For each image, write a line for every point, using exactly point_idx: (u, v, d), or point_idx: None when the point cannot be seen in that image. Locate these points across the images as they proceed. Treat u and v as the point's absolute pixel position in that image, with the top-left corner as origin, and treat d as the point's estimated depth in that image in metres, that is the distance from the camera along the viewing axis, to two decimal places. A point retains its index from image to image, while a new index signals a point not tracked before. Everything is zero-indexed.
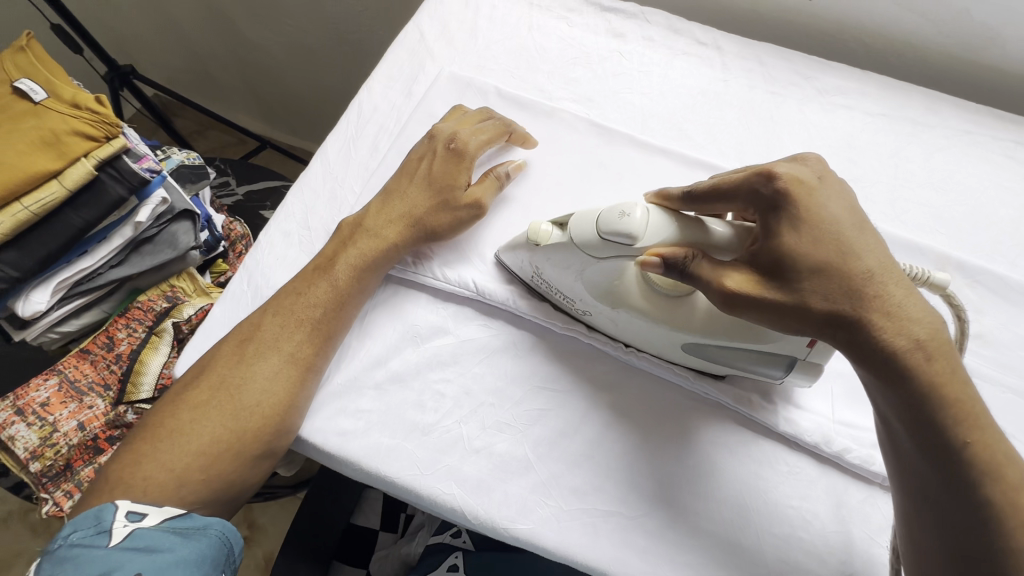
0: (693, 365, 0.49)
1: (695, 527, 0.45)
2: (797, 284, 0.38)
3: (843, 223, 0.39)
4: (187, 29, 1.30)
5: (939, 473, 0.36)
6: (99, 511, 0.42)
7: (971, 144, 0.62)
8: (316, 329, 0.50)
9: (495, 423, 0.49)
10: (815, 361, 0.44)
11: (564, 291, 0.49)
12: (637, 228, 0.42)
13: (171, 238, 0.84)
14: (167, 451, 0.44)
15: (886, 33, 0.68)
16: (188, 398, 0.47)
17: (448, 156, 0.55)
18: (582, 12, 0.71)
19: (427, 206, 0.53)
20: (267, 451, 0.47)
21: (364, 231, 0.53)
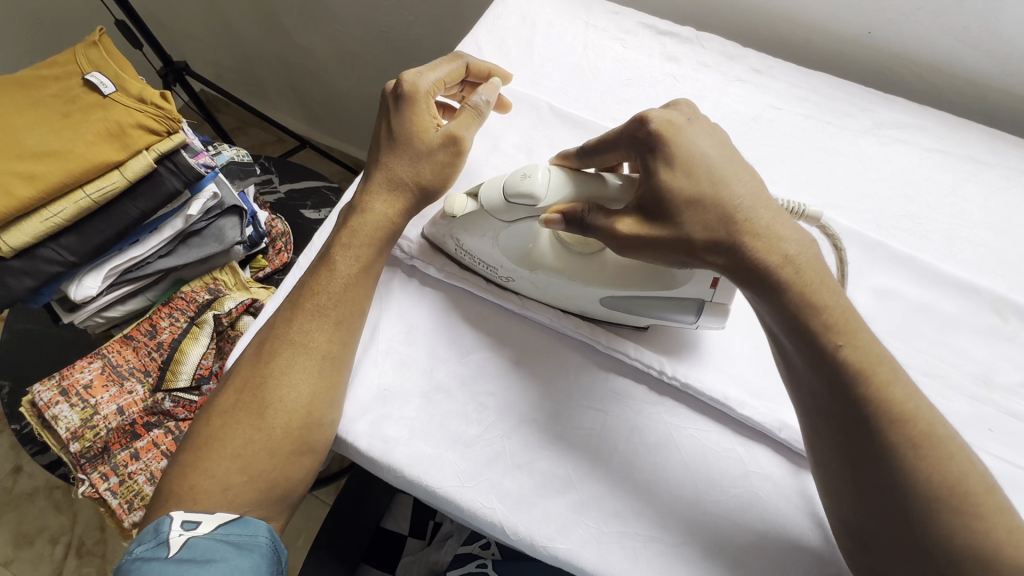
0: (616, 319, 0.52)
1: (738, 559, 0.44)
2: (677, 218, 0.42)
3: (712, 156, 0.43)
4: (240, 29, 1.34)
5: (825, 389, 0.38)
6: (158, 524, 0.43)
7: None
8: (329, 316, 0.49)
9: (538, 439, 0.48)
10: (720, 302, 0.49)
11: (487, 260, 0.52)
12: (538, 190, 0.45)
13: (218, 233, 0.86)
14: (207, 459, 0.45)
15: (946, 69, 0.68)
16: (218, 405, 0.48)
17: (401, 106, 0.52)
18: (637, 34, 0.71)
19: (403, 165, 0.51)
20: (303, 445, 0.46)
21: (357, 213, 0.52)
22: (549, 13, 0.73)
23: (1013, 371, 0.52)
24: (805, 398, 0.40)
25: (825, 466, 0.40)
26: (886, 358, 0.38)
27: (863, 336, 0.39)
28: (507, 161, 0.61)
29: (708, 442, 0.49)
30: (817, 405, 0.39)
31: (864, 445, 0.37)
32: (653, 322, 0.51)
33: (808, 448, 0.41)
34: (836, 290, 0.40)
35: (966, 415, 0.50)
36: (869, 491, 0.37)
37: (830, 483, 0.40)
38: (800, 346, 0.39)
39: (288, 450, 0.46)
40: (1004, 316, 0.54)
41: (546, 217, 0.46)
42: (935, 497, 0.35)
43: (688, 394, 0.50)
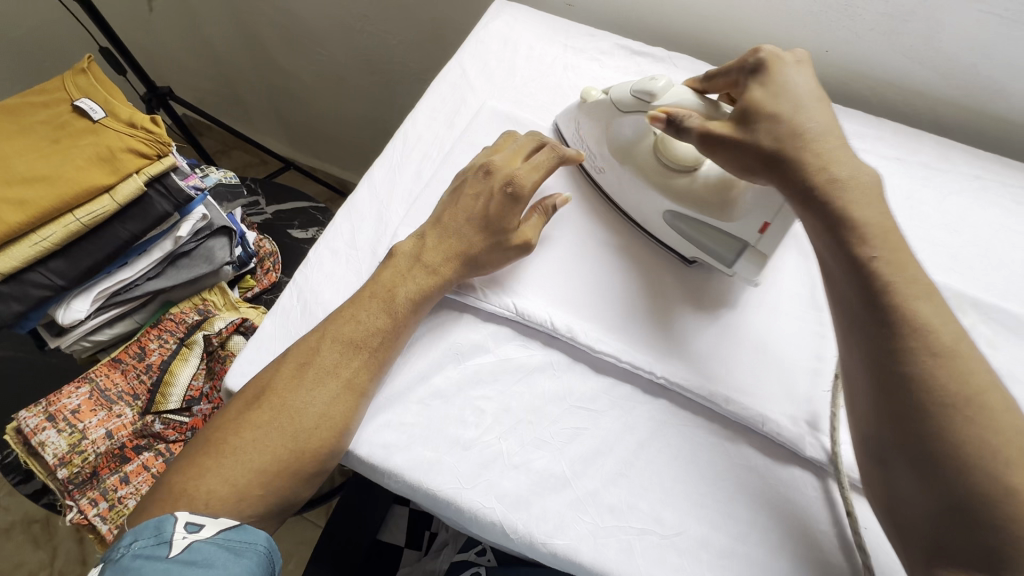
0: (671, 243, 0.57)
1: (729, 548, 0.46)
2: (754, 127, 0.48)
3: (801, 92, 0.49)
4: (223, 54, 1.36)
5: (858, 294, 0.42)
6: (159, 523, 0.43)
7: (981, 189, 0.66)
8: (364, 349, 0.50)
9: (534, 440, 0.50)
10: (762, 250, 0.52)
11: (592, 145, 0.61)
12: (659, 92, 0.54)
13: (207, 253, 0.87)
14: (229, 467, 0.45)
15: (897, 85, 0.73)
16: (248, 418, 0.48)
17: (505, 199, 0.55)
18: (613, 55, 0.75)
19: (480, 246, 0.55)
20: (321, 469, 0.48)
21: (422, 266, 0.54)
22: (530, 37, 0.76)
23: None
24: (840, 310, 0.44)
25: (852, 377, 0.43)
26: (925, 279, 0.41)
27: (902, 254, 0.42)
28: None
29: (696, 437, 0.51)
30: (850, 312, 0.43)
31: (884, 346, 0.40)
32: (701, 256, 0.56)
33: (843, 361, 0.44)
34: (885, 213, 0.44)
35: None
36: (884, 398, 0.40)
37: (858, 397, 0.42)
38: (840, 258, 0.43)
39: (310, 472, 0.47)
40: (963, 310, 0.58)
41: (650, 112, 0.52)
42: (943, 407, 0.37)
43: (675, 392, 0.52)
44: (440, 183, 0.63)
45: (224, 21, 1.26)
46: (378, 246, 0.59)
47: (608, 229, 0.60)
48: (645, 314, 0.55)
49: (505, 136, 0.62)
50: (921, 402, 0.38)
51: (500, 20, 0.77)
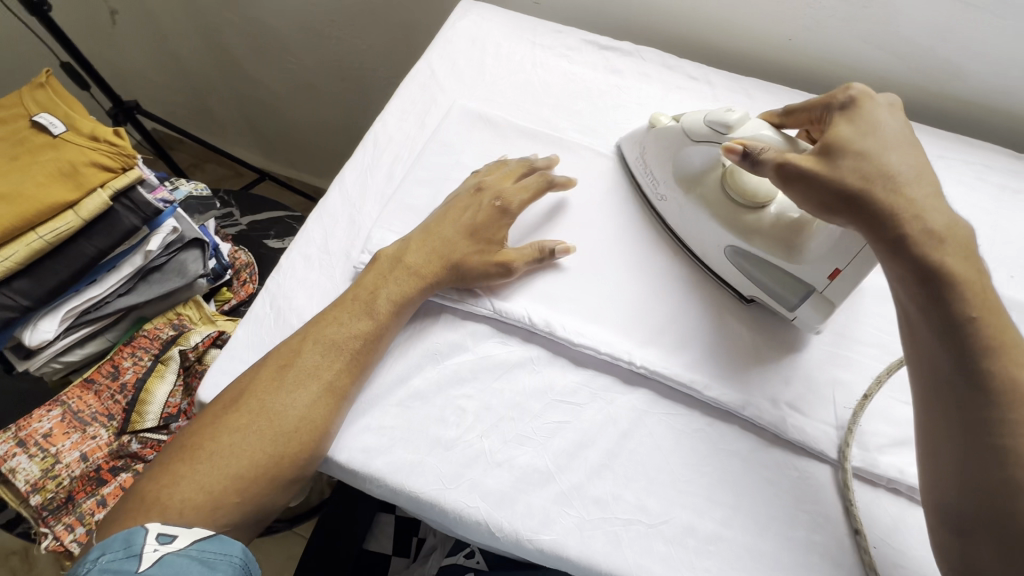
0: (729, 278, 0.56)
1: (716, 533, 0.46)
2: (838, 163, 0.44)
3: (891, 134, 0.46)
4: (191, 66, 1.34)
5: (951, 357, 0.40)
6: (128, 535, 0.40)
7: (945, 167, 0.68)
8: (344, 351, 0.49)
9: (516, 436, 0.50)
10: (830, 297, 0.50)
11: (655, 173, 0.59)
12: (734, 124, 0.52)
13: (179, 266, 0.85)
14: (204, 474, 0.44)
15: (860, 70, 0.74)
16: (226, 421, 0.46)
17: (492, 212, 0.57)
18: (581, 51, 0.76)
19: (466, 252, 0.54)
20: (299, 473, 0.47)
21: (405, 267, 0.54)
22: (498, 35, 0.76)
23: None
24: (926, 369, 0.42)
25: (937, 442, 0.41)
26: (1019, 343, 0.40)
27: (999, 315, 0.40)
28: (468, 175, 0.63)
29: (677, 423, 0.51)
30: (943, 380, 0.41)
31: (977, 417, 0.39)
32: (759, 296, 0.54)
33: (919, 420, 0.43)
34: (980, 269, 0.42)
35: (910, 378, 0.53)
36: (978, 472, 0.39)
37: (938, 463, 0.41)
38: (934, 325, 0.41)
39: (288, 478, 0.46)
40: None
41: (725, 143, 0.50)
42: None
43: (655, 380, 0.52)
44: (412, 183, 0.62)
45: (191, 31, 1.24)
46: (351, 249, 0.58)
47: (582, 221, 0.60)
48: (623, 306, 0.55)
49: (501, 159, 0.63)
50: (1015, 482, 0.37)
51: (467, 20, 0.77)
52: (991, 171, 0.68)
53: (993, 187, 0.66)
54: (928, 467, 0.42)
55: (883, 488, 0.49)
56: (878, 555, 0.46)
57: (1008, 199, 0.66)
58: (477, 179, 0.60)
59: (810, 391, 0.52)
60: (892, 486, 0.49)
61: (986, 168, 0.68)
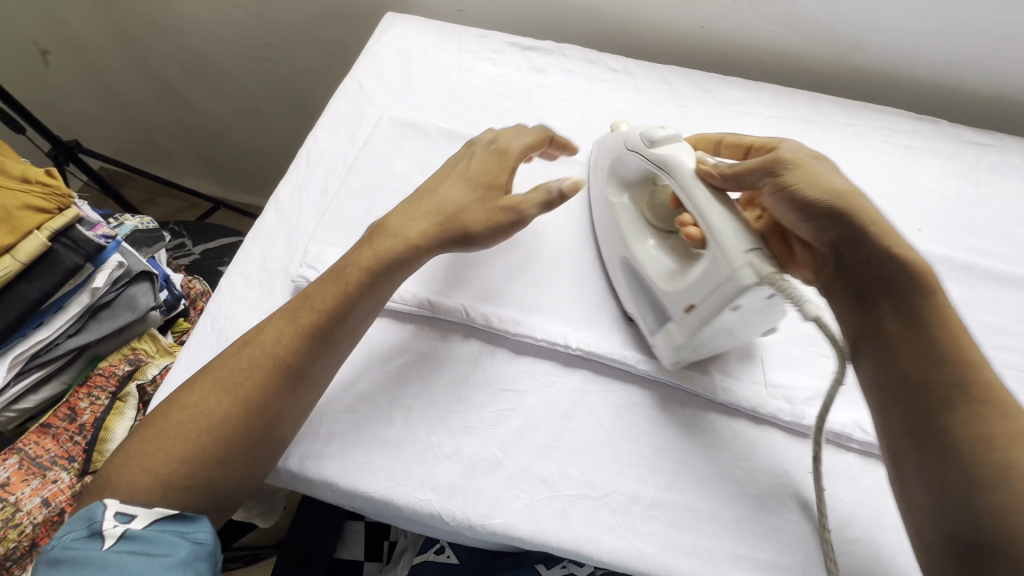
0: (621, 292, 0.57)
1: (659, 498, 0.49)
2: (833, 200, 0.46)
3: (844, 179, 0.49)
4: (132, 101, 1.33)
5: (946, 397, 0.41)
6: (92, 514, 0.42)
7: (853, 135, 0.72)
8: (302, 328, 0.49)
9: (462, 427, 0.51)
10: (681, 332, 0.49)
11: (596, 172, 0.60)
12: (660, 142, 0.51)
13: (129, 301, 0.84)
14: (151, 454, 0.45)
15: (770, 49, 0.78)
16: (183, 400, 0.47)
17: (490, 159, 0.57)
18: (505, 53, 0.78)
19: (469, 203, 0.54)
20: (250, 456, 0.47)
21: (383, 232, 0.54)
22: (423, 45, 0.78)
23: None
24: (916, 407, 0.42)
25: (927, 464, 0.41)
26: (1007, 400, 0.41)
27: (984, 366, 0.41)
28: (400, 181, 0.65)
29: (617, 400, 0.53)
30: (921, 401, 0.42)
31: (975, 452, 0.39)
32: (638, 316, 0.54)
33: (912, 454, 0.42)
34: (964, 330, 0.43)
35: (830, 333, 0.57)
36: (980, 483, 0.38)
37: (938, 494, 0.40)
38: (911, 339, 0.43)
39: (235, 460, 0.46)
40: None
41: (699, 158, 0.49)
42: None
43: (594, 361, 0.55)
44: (346, 195, 0.63)
45: (128, 65, 1.24)
46: (289, 265, 0.60)
47: None
48: (558, 293, 0.57)
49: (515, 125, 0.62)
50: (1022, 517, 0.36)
51: (392, 32, 0.79)
52: (897, 133, 0.72)
53: (898, 148, 0.71)
54: (919, 486, 0.41)
55: (811, 437, 0.52)
56: (809, 500, 0.49)
57: (913, 157, 0.70)
58: (479, 145, 0.59)
59: (739, 355, 0.55)
60: (819, 434, 0.52)
61: (891, 132, 0.72)
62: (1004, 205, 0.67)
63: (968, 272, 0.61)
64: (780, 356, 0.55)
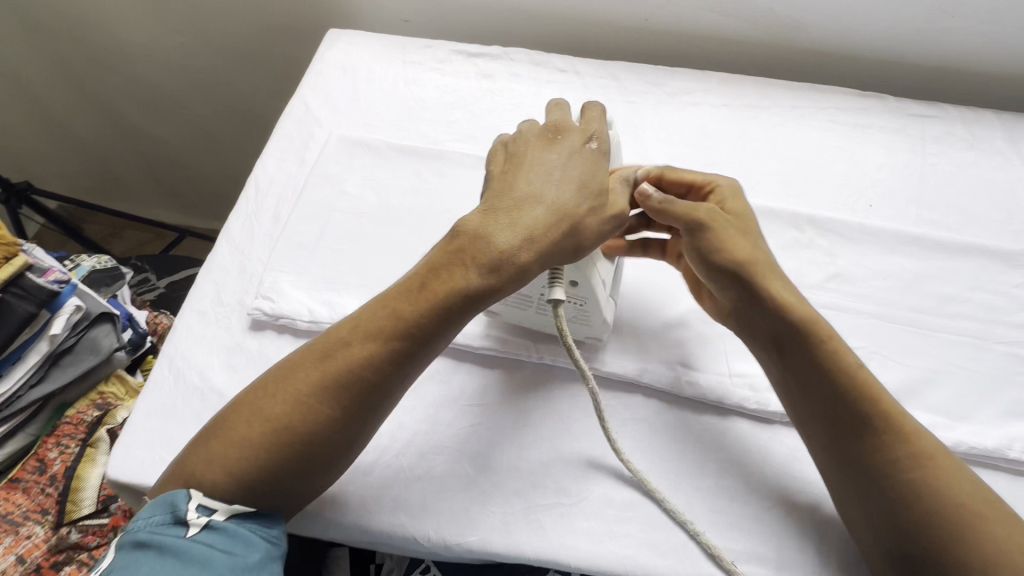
0: None
1: (632, 499, 0.49)
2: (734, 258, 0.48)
3: (753, 231, 0.51)
4: (82, 133, 1.28)
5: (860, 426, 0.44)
6: (174, 501, 0.42)
7: (802, 117, 0.73)
8: (395, 348, 0.44)
9: (432, 447, 0.51)
10: None
11: None
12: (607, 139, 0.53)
13: (92, 344, 0.82)
14: (234, 457, 0.42)
15: (715, 37, 0.79)
16: (261, 410, 0.43)
17: (588, 156, 0.48)
18: (451, 61, 0.77)
19: (584, 209, 0.46)
20: (328, 470, 0.44)
21: (478, 240, 0.44)
22: (367, 60, 0.77)
23: (817, 271, 0.61)
24: (840, 436, 0.45)
25: (863, 489, 0.43)
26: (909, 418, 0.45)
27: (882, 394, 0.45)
28: (353, 202, 0.64)
29: (586, 404, 0.53)
30: (840, 433, 0.45)
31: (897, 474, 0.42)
32: None
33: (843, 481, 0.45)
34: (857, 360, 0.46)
35: None
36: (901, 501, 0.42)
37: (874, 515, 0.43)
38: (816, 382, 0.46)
39: (318, 475, 0.44)
40: (801, 228, 0.63)
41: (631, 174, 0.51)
42: (945, 498, 0.41)
43: (560, 367, 0.55)
44: (298, 221, 0.63)
45: (71, 97, 1.20)
46: (245, 297, 0.58)
47: None
48: None
49: (582, 106, 0.52)
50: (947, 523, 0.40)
51: (336, 50, 0.78)
52: (843, 113, 0.73)
53: (846, 127, 0.72)
54: (855, 510, 0.44)
55: (779, 423, 0.53)
56: (780, 486, 0.50)
57: (860, 135, 0.71)
58: (579, 134, 0.49)
59: (703, 348, 0.55)
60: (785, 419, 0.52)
61: (838, 111, 0.73)
62: (951, 174, 0.69)
63: (920, 244, 0.62)
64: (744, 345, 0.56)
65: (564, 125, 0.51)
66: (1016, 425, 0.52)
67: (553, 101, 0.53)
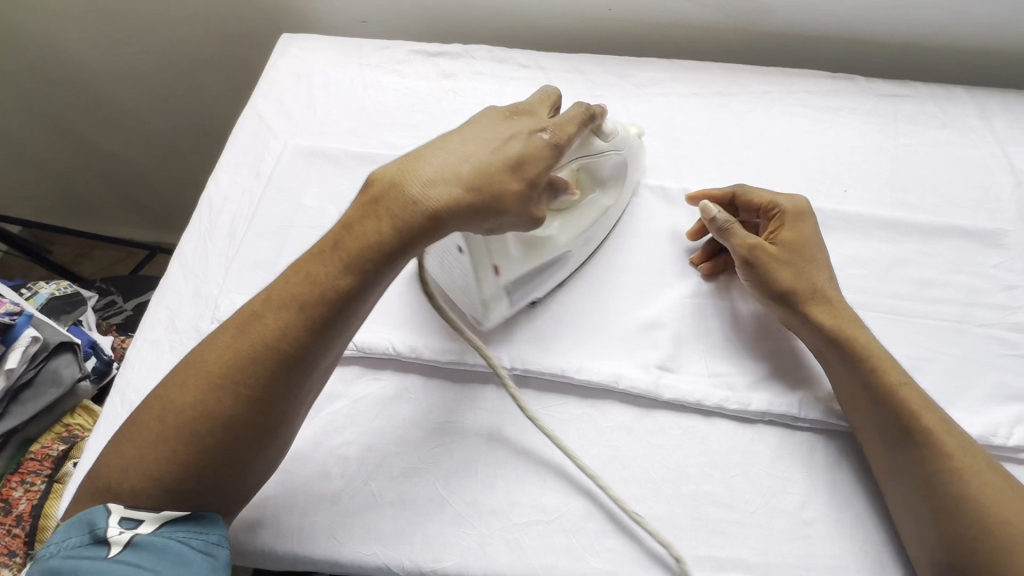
0: None
1: (612, 511, 0.47)
2: (793, 284, 0.52)
3: (820, 259, 0.54)
4: (39, 158, 1.21)
5: (896, 430, 0.45)
6: (92, 519, 0.39)
7: (772, 102, 0.71)
8: (309, 319, 0.42)
9: (403, 470, 0.49)
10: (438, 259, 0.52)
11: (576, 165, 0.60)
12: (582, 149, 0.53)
13: (53, 376, 0.78)
14: (152, 457, 0.40)
15: (680, 23, 0.77)
16: (173, 400, 0.41)
17: (531, 140, 0.47)
18: (410, 62, 0.75)
19: (503, 169, 0.44)
20: (253, 454, 0.42)
21: (391, 196, 0.42)
22: (322, 64, 0.74)
23: None
24: (880, 439, 0.46)
25: (901, 491, 0.45)
26: (952, 424, 0.45)
27: (923, 401, 0.46)
28: (312, 216, 0.61)
29: (561, 415, 0.51)
30: (880, 436, 0.46)
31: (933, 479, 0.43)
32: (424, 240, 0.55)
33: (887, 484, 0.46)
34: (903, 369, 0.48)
35: None
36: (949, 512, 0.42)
37: (911, 519, 0.44)
38: (858, 391, 0.48)
39: (245, 462, 0.42)
40: None
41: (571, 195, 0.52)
42: (983, 506, 0.41)
43: (533, 377, 0.53)
44: (254, 239, 0.60)
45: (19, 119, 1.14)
46: (201, 322, 0.56)
47: None
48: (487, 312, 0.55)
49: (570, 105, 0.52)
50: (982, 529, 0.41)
51: (289, 55, 0.75)
52: (814, 96, 0.72)
53: (817, 111, 0.70)
54: (898, 512, 0.46)
55: (760, 422, 0.51)
56: (763, 488, 0.48)
57: (832, 118, 0.70)
58: (533, 121, 0.48)
59: (679, 349, 0.54)
60: (767, 418, 0.51)
61: (809, 94, 0.72)
62: (924, 154, 0.68)
63: (896, 228, 0.61)
64: (723, 343, 0.54)
65: (528, 110, 0.50)
66: (999, 409, 0.51)
67: (545, 88, 0.53)
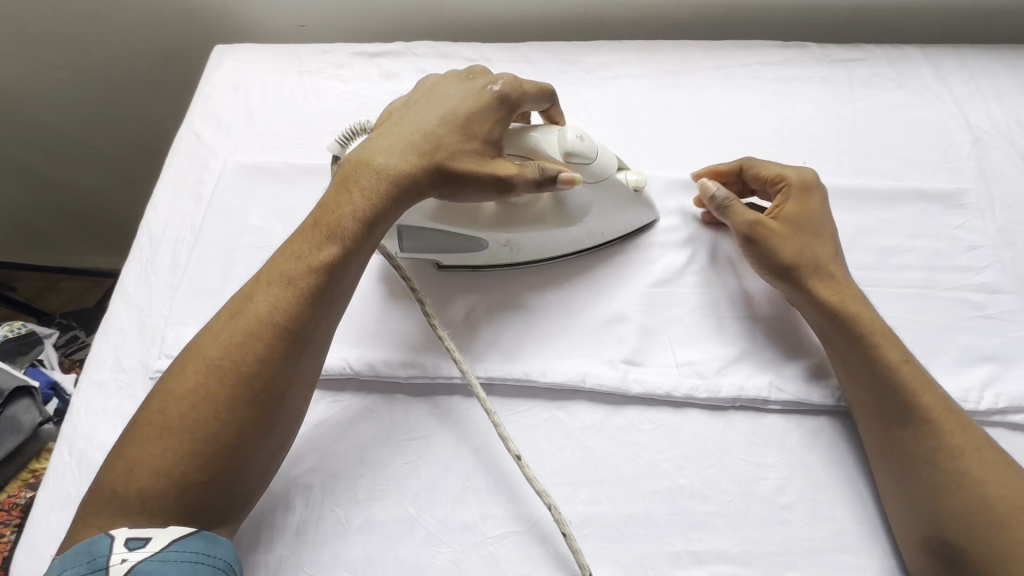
0: None
1: (588, 514, 0.46)
2: (796, 257, 0.51)
3: (823, 234, 0.53)
4: None
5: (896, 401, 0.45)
6: (91, 547, 0.36)
7: (725, 77, 0.69)
8: (301, 286, 0.43)
9: (371, 492, 0.47)
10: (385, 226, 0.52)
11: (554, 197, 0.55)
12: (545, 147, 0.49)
13: (10, 423, 0.70)
14: (158, 454, 0.38)
15: (626, 3, 0.75)
16: (175, 391, 0.40)
17: (475, 96, 0.50)
18: (351, 65, 0.72)
19: (461, 131, 0.48)
20: (261, 440, 0.40)
21: (365, 168, 0.46)
22: (260, 74, 0.71)
23: None
24: (880, 415, 0.46)
25: (897, 470, 0.44)
26: (948, 403, 0.45)
27: (920, 375, 0.46)
28: (257, 236, 0.59)
29: (528, 421, 0.50)
30: (879, 407, 0.46)
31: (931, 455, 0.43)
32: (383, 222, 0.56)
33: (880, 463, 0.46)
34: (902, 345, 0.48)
35: (729, 292, 0.55)
36: (948, 496, 0.42)
37: (905, 500, 0.44)
38: (858, 364, 0.47)
39: (250, 449, 0.40)
40: None
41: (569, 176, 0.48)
42: (979, 484, 0.41)
43: (498, 384, 0.51)
44: (198, 265, 0.57)
45: None
46: (148, 358, 0.53)
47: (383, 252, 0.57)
48: (447, 320, 0.54)
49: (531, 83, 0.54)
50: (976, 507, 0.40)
51: (224, 68, 0.72)
52: (766, 67, 0.70)
53: (771, 82, 0.69)
54: (889, 492, 0.45)
55: (732, 409, 0.50)
56: (740, 476, 0.47)
57: (786, 89, 0.68)
58: (484, 78, 0.52)
59: (645, 341, 0.52)
60: (737, 404, 0.50)
61: (762, 65, 0.70)
62: (881, 118, 0.66)
63: (857, 196, 0.60)
64: (687, 330, 0.53)
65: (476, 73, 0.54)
66: (967, 374, 0.51)
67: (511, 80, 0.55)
